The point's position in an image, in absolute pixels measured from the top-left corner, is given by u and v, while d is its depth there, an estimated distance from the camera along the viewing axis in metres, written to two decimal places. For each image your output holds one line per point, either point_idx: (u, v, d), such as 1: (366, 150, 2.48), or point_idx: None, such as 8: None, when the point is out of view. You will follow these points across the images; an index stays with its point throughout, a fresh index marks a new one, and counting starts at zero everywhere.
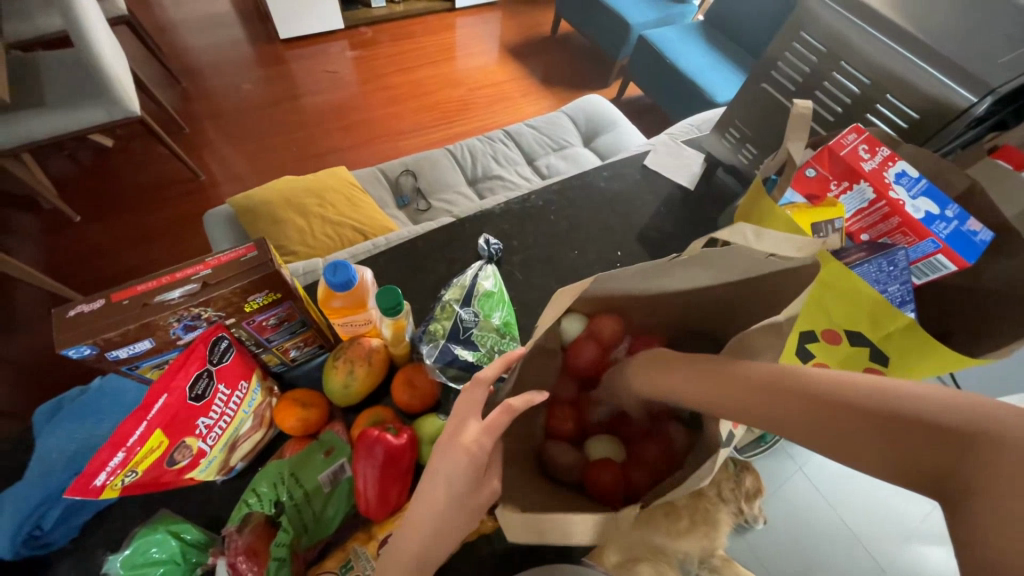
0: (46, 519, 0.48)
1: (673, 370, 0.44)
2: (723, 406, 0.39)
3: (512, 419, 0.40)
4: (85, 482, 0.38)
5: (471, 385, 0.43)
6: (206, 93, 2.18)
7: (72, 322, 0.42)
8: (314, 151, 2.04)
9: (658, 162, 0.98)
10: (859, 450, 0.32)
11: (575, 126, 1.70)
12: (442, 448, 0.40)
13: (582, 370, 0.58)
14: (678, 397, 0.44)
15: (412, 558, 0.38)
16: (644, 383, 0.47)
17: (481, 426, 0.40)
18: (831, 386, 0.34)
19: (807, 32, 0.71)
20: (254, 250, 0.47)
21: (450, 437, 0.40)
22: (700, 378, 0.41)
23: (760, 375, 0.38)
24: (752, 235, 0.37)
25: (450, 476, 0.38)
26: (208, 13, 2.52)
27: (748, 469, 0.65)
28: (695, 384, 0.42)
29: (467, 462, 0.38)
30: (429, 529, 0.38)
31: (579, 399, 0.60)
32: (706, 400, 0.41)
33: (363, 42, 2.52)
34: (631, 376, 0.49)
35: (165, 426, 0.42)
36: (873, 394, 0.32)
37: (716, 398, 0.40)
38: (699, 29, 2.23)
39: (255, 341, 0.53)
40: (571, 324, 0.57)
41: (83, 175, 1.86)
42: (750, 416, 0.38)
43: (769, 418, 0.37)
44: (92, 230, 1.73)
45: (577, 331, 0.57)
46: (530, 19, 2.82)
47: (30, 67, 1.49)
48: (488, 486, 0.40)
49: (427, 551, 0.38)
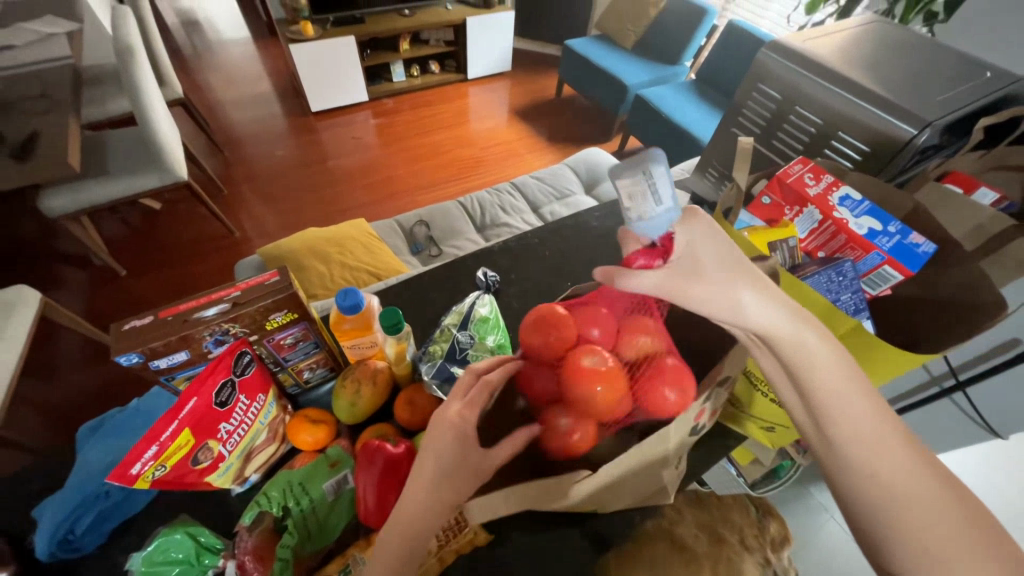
0: (79, 524, 0.53)
1: (809, 326, 0.39)
2: (874, 446, 0.37)
3: (486, 395, 0.45)
4: (123, 470, 0.43)
5: (466, 375, 0.47)
6: (244, 160, 2.43)
7: (127, 333, 0.49)
8: (338, 208, 2.23)
9: None
10: (915, 478, 0.36)
11: (576, 176, 1.84)
12: (431, 425, 0.44)
13: (565, 323, 0.46)
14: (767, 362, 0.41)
15: (412, 518, 0.42)
16: (783, 315, 0.39)
17: (463, 402, 0.44)
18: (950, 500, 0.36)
19: (764, 84, 0.81)
20: (278, 276, 0.55)
21: (437, 416, 0.44)
22: (860, 400, 0.38)
23: (914, 454, 0.37)
24: None
25: (434, 450, 0.43)
26: (250, 92, 2.86)
27: (770, 515, 0.60)
28: (815, 352, 0.39)
29: (453, 436, 0.43)
30: (431, 485, 0.42)
31: (553, 344, 0.46)
32: (806, 365, 0.38)
33: (385, 111, 2.81)
34: (814, 340, 0.39)
35: (193, 427, 0.48)
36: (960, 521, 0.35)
37: (838, 377, 0.38)
38: (692, 86, 2.42)
39: (273, 360, 0.60)
40: (633, 157, 0.40)
41: (132, 235, 2.06)
42: (894, 461, 0.37)
43: (899, 481, 0.36)
44: (135, 283, 1.89)
45: (627, 186, 0.41)
46: (536, 85, 3.11)
47: (99, 145, 1.74)
48: (478, 459, 0.43)
49: (426, 515, 0.42)
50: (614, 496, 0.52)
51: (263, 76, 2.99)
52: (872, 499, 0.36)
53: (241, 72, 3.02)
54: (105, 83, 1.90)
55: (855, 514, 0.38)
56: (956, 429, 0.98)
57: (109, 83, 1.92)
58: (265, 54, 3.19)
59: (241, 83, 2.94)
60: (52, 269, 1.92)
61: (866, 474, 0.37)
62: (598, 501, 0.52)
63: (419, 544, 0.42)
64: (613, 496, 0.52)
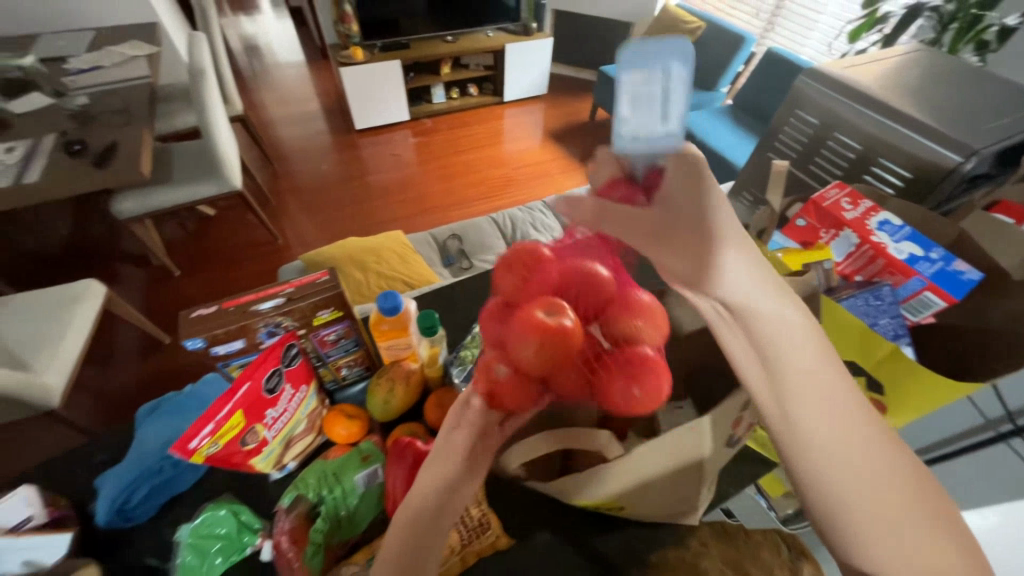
0: (135, 495, 0.58)
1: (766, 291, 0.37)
2: (829, 418, 0.33)
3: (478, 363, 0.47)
4: (184, 443, 0.46)
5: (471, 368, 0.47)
6: (292, 173, 2.59)
7: (193, 320, 0.54)
8: (376, 220, 2.33)
9: None
10: (872, 456, 0.32)
11: None
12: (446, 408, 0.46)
13: (551, 270, 0.47)
14: (733, 341, 0.37)
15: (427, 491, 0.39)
16: (737, 279, 0.37)
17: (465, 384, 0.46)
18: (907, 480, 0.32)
19: (801, 110, 0.81)
20: (328, 276, 0.60)
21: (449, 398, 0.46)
22: (819, 370, 0.35)
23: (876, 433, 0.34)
24: None
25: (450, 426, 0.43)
26: (301, 111, 3.06)
27: (805, 556, 0.50)
28: (785, 328, 0.35)
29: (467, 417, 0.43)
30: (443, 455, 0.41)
31: (531, 289, 0.47)
32: (776, 341, 0.35)
33: (424, 130, 2.94)
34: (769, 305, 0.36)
35: (245, 410, 0.51)
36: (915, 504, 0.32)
37: (795, 343, 0.35)
38: (727, 112, 2.42)
39: (317, 355, 0.64)
40: (664, 46, 0.34)
41: (187, 238, 2.21)
42: (850, 437, 0.33)
43: (853, 457, 0.32)
44: (186, 283, 2.03)
45: (643, 85, 0.34)
46: (571, 109, 3.18)
47: (167, 155, 1.90)
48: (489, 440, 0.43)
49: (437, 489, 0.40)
50: (641, 502, 0.53)
51: (313, 96, 3.20)
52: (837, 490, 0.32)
53: (294, 92, 3.24)
54: (176, 100, 2.09)
55: (804, 501, 0.34)
56: (1010, 476, 0.92)
57: (179, 100, 2.11)
58: (317, 76, 3.41)
59: (294, 102, 3.15)
60: (114, 266, 2.08)
61: (834, 462, 0.32)
62: (626, 502, 0.53)
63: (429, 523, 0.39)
64: (642, 501, 0.52)
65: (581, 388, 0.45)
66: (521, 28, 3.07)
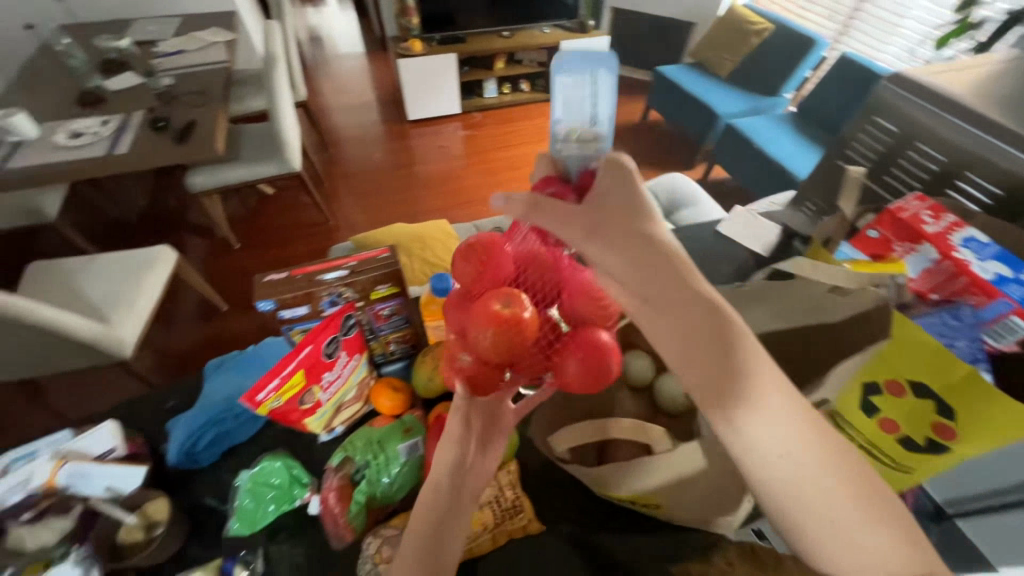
0: (200, 441, 0.63)
1: (682, 293, 0.40)
2: (753, 417, 0.36)
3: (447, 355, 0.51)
4: (253, 394, 0.51)
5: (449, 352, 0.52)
6: (346, 159, 2.70)
7: (267, 283, 0.58)
8: (422, 209, 2.40)
9: (732, 230, 1.06)
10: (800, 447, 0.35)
11: (655, 201, 1.84)
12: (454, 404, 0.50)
13: (501, 255, 0.48)
14: (660, 331, 0.40)
15: (444, 471, 0.47)
16: (658, 283, 0.40)
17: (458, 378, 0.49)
18: (839, 469, 0.35)
19: (881, 117, 0.77)
20: (387, 253, 0.63)
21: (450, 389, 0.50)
22: (734, 366, 0.37)
23: (806, 427, 0.36)
24: (807, 267, 0.55)
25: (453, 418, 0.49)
26: (357, 100, 3.18)
27: None
28: (699, 314, 0.39)
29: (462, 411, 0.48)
30: (451, 439, 0.48)
31: (480, 275, 0.47)
32: (694, 331, 0.38)
33: (473, 124, 2.98)
34: (689, 305, 0.39)
35: (305, 371, 0.55)
36: (850, 489, 0.35)
37: (714, 346, 0.38)
38: (789, 119, 2.30)
39: (369, 328, 0.67)
40: (587, 62, 0.45)
41: (247, 214, 2.36)
42: (775, 429, 0.36)
43: (780, 449, 0.35)
44: (244, 256, 2.17)
45: (575, 92, 0.45)
46: (622, 109, 3.13)
47: (237, 136, 2.04)
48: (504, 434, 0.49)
49: (448, 467, 0.47)
50: (679, 502, 0.53)
51: (370, 87, 3.31)
52: (763, 466, 0.35)
53: (352, 81, 3.37)
54: (248, 84, 2.23)
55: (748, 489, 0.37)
56: None
57: (250, 85, 2.24)
58: (374, 67, 3.53)
59: (351, 91, 3.27)
60: (183, 236, 2.25)
61: (759, 456, 0.35)
62: (665, 502, 0.53)
63: (446, 498, 0.45)
64: (681, 499, 0.53)
65: (540, 360, 0.48)
66: (578, 26, 3.04)
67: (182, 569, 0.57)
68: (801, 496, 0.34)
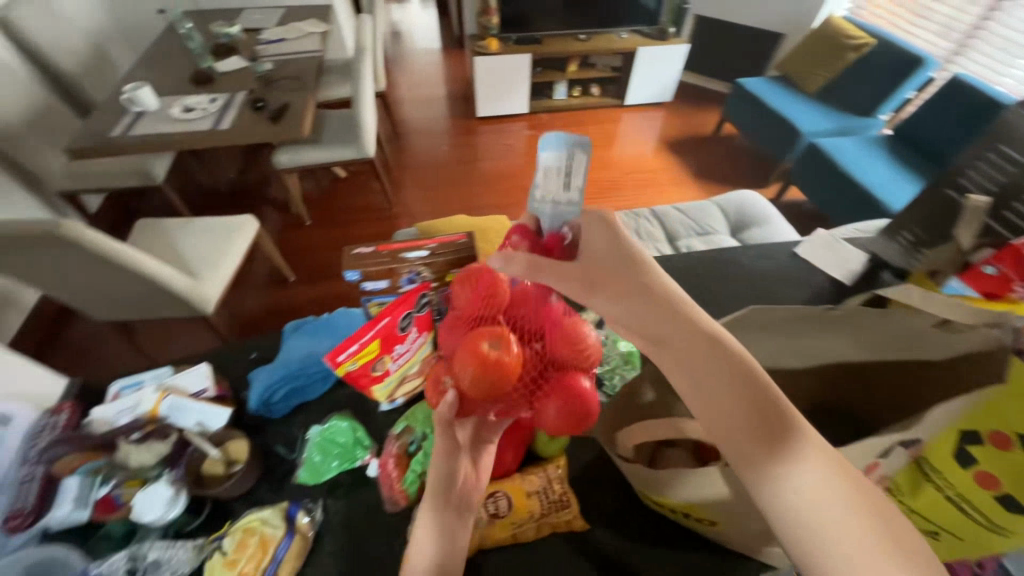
0: (276, 393, 0.70)
1: (686, 329, 0.44)
2: (763, 448, 0.37)
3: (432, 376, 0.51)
4: (335, 354, 0.56)
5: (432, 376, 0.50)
6: (415, 149, 2.81)
7: (356, 256, 0.63)
8: (482, 204, 2.46)
9: (811, 252, 0.99)
10: (814, 477, 0.36)
11: (722, 216, 1.76)
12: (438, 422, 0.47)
13: (497, 284, 0.47)
14: (670, 368, 0.43)
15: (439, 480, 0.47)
16: (667, 317, 0.44)
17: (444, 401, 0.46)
18: (858, 501, 0.35)
19: (1007, 146, 0.70)
20: (466, 239, 0.65)
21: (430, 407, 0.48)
22: (737, 400, 0.40)
23: (817, 461, 0.37)
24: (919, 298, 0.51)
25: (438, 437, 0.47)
26: (430, 94, 3.30)
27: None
28: (702, 351, 0.42)
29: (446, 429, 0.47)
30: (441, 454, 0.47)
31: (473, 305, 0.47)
32: (700, 367, 0.42)
33: (540, 124, 3.00)
34: (695, 339, 0.43)
35: (381, 341, 0.59)
36: (876, 524, 0.34)
37: (718, 376, 0.41)
38: (883, 142, 2.13)
39: (438, 310, 0.65)
40: (565, 139, 0.45)
41: (321, 194, 2.52)
42: (786, 460, 0.37)
43: (795, 477, 0.36)
44: (314, 232, 2.32)
45: (551, 165, 0.46)
46: (695, 120, 3.03)
47: (321, 120, 2.18)
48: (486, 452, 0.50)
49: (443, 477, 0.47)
50: (740, 523, 0.51)
51: (443, 82, 3.42)
52: (776, 497, 0.36)
53: (427, 76, 3.49)
54: (336, 73, 2.38)
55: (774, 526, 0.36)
56: None
57: (338, 74, 2.40)
58: (449, 63, 3.64)
59: (425, 85, 3.39)
60: (263, 208, 2.44)
61: (777, 484, 0.36)
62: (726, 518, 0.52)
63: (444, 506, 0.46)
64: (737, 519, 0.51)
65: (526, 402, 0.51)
66: (657, 32, 2.97)
67: (250, 505, 0.62)
68: (829, 527, 0.34)
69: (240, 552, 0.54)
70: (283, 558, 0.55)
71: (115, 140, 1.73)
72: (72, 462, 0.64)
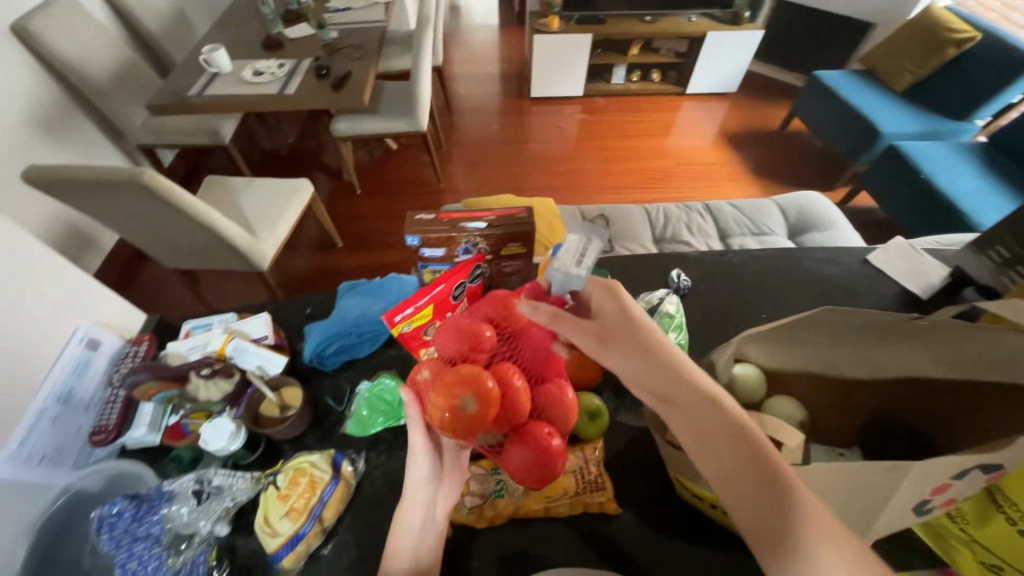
0: (327, 349, 0.73)
1: (688, 383, 0.48)
2: (763, 493, 0.40)
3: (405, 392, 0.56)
4: (393, 314, 0.57)
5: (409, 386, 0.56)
6: (465, 126, 2.81)
7: (418, 221, 0.64)
8: (527, 186, 2.44)
9: (886, 261, 0.92)
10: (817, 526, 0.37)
11: (782, 217, 1.67)
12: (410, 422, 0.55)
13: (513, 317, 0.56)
14: (675, 423, 0.47)
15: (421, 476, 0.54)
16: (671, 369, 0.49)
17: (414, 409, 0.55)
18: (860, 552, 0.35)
19: None
20: (525, 214, 0.65)
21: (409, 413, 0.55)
22: (734, 446, 0.43)
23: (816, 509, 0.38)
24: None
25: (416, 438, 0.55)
26: (485, 71, 3.27)
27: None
28: (701, 408, 0.46)
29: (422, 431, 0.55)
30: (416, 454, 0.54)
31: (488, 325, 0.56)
32: (701, 424, 0.45)
33: (594, 108, 2.92)
34: (694, 392, 0.47)
35: (434, 306, 0.60)
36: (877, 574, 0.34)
37: (716, 425, 0.44)
38: (977, 149, 1.92)
39: (490, 283, 0.71)
40: (589, 230, 0.55)
41: (371, 164, 2.58)
42: (787, 509, 0.38)
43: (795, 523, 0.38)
44: (363, 201, 2.39)
45: (572, 243, 0.55)
46: (760, 113, 2.85)
47: (380, 91, 2.21)
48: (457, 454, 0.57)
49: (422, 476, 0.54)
50: None
51: (498, 60, 3.38)
52: (780, 544, 0.37)
53: (483, 52, 3.46)
54: (396, 45, 2.40)
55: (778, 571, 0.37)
56: None
57: (398, 45, 2.41)
58: (506, 40, 3.58)
59: (481, 61, 3.36)
60: (317, 174, 2.53)
61: (775, 531, 0.38)
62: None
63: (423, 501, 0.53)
64: None
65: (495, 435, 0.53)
66: (730, 16, 2.78)
67: (298, 449, 0.66)
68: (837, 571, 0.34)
69: (292, 489, 0.57)
70: (328, 501, 0.58)
71: (191, 99, 1.83)
72: (150, 389, 0.68)
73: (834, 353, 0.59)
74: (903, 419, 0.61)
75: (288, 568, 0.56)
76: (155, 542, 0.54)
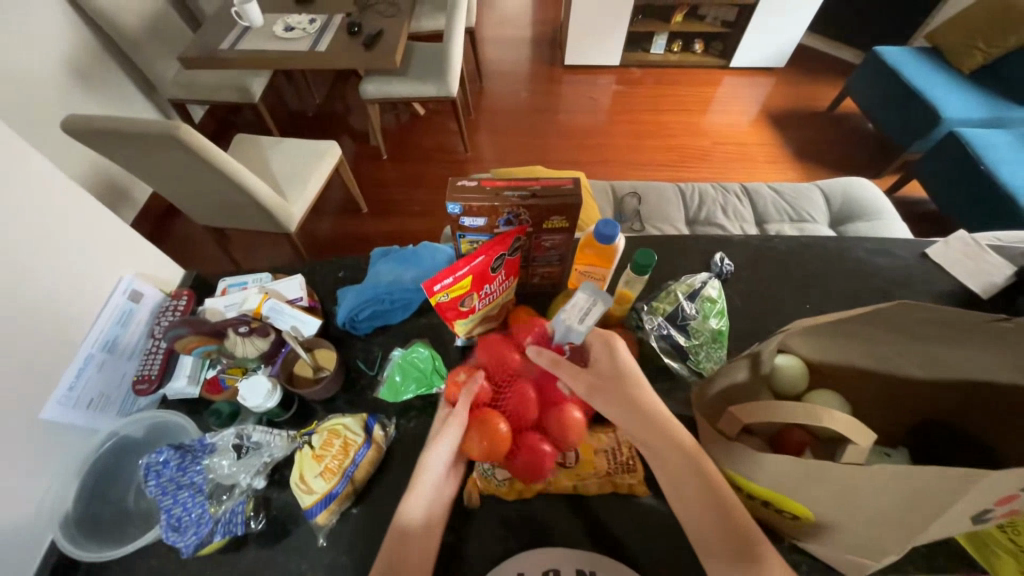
0: (361, 313, 0.73)
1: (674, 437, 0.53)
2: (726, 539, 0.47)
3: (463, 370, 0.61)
4: (433, 284, 0.56)
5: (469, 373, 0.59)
6: (494, 93, 2.72)
7: (461, 187, 0.61)
8: (555, 159, 2.37)
9: (945, 257, 0.86)
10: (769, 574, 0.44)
11: (825, 204, 1.58)
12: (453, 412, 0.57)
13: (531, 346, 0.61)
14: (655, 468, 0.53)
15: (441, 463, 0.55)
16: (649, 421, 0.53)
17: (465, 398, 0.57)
18: None
19: None
20: (572, 185, 0.62)
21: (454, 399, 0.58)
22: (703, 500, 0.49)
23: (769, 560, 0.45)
24: None
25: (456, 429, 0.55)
26: (517, 34, 3.12)
27: None
28: (678, 462, 0.51)
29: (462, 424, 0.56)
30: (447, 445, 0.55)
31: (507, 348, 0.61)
32: (673, 475, 0.51)
33: (629, 79, 2.78)
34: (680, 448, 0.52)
35: (474, 278, 0.58)
36: None
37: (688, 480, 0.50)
38: None
39: (527, 256, 0.69)
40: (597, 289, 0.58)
41: (397, 128, 2.53)
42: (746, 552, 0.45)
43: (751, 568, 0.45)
44: (388, 166, 2.36)
45: (579, 300, 0.57)
46: (808, 91, 2.67)
47: (410, 52, 2.14)
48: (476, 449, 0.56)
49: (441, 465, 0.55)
50: (841, 519, 0.48)
51: (531, 22, 3.22)
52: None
53: (515, 14, 3.29)
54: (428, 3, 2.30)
55: None
56: None
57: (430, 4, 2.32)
58: None
59: (513, 24, 3.21)
60: (343, 137, 2.50)
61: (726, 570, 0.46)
62: (816, 507, 0.48)
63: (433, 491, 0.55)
64: (831, 511, 0.48)
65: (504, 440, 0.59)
66: None
67: (330, 411, 0.68)
68: None
69: (326, 449, 0.58)
70: (360, 462, 0.59)
71: (221, 53, 1.80)
72: (189, 343, 0.67)
73: (888, 349, 0.56)
74: (956, 423, 0.58)
75: (321, 524, 0.57)
76: (199, 491, 0.56)
